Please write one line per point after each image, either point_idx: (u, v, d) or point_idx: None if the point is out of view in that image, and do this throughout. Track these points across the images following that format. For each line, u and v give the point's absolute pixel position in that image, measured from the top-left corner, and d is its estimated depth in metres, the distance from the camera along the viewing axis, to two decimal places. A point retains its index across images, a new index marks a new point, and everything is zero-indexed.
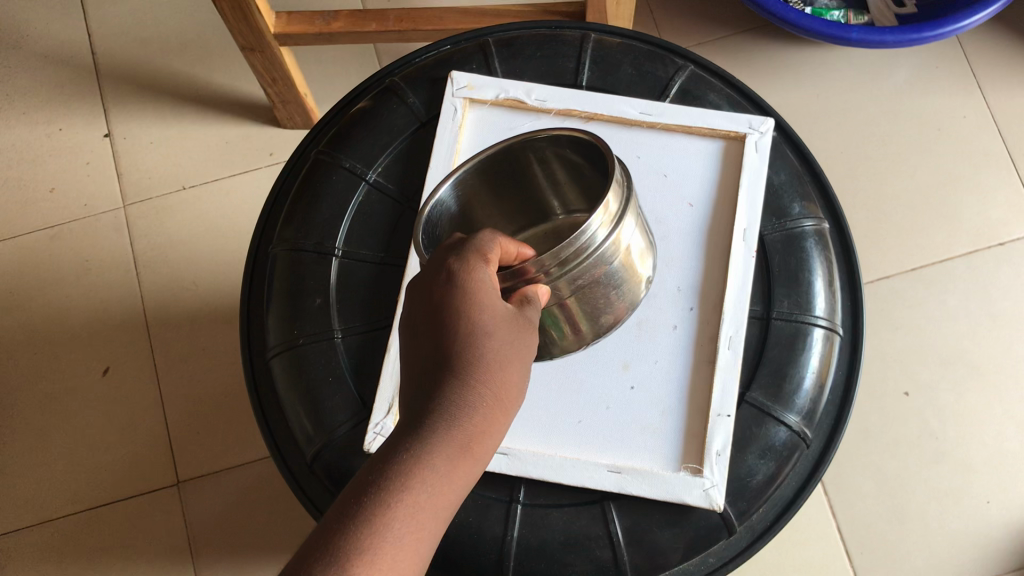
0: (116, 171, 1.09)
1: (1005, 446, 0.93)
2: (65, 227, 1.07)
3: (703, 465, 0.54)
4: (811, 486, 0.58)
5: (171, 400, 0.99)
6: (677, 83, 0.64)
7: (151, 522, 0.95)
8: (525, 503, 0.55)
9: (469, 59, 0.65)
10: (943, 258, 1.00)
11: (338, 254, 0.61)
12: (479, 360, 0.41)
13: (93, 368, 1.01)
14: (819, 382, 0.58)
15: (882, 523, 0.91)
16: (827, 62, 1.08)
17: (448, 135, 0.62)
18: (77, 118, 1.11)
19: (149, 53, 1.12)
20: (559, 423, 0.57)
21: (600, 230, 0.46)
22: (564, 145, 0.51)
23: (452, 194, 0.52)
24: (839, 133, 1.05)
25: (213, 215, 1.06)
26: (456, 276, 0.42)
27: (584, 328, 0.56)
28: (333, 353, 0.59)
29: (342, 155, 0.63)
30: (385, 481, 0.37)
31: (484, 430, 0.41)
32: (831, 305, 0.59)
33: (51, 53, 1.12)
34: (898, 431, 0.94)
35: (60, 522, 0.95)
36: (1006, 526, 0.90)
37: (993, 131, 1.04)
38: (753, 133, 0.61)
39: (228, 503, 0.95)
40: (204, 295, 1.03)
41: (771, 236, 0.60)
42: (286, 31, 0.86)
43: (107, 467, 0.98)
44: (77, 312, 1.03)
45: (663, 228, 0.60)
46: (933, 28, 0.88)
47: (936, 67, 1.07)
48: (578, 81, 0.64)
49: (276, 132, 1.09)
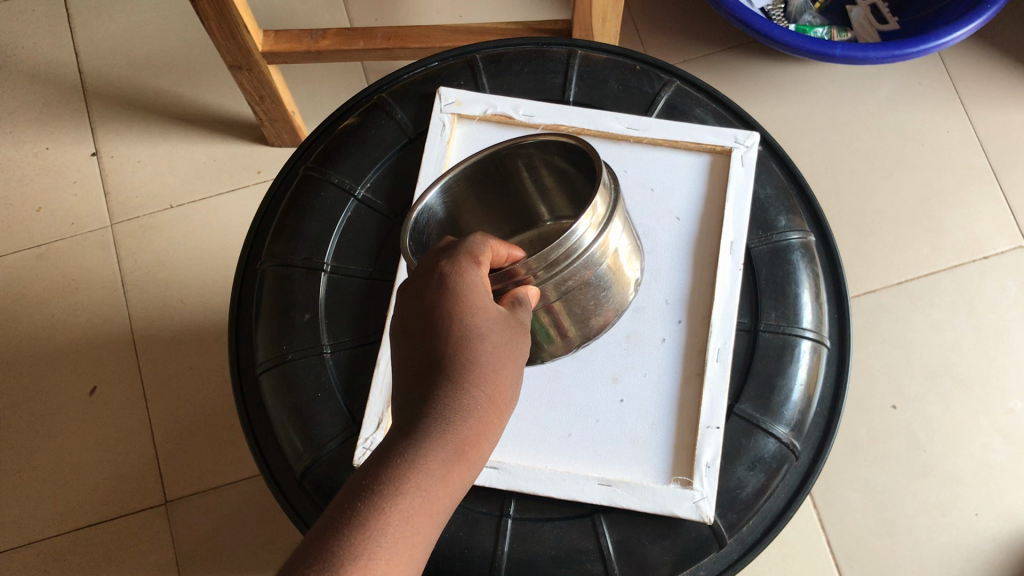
0: (103, 190, 1.09)
1: (992, 459, 0.93)
2: (51, 247, 1.06)
3: (693, 477, 0.54)
4: (801, 497, 0.58)
5: (159, 419, 0.99)
6: (664, 98, 0.64)
7: (137, 543, 0.94)
8: (515, 518, 0.55)
9: (457, 76, 0.66)
10: (927, 272, 1.00)
11: (327, 269, 0.61)
12: (471, 363, 0.41)
13: (80, 387, 1.00)
14: (807, 395, 0.58)
15: (871, 536, 0.91)
16: (811, 79, 1.09)
17: (436, 149, 0.63)
18: (63, 137, 1.11)
19: (136, 71, 1.12)
20: (549, 437, 0.57)
21: (587, 232, 0.47)
22: (552, 152, 0.51)
23: (441, 199, 0.52)
24: (824, 148, 1.06)
25: (201, 233, 1.06)
26: (448, 277, 0.42)
27: (572, 333, 0.56)
28: (322, 369, 0.59)
29: (330, 171, 0.63)
30: (379, 485, 0.38)
31: (479, 433, 0.41)
32: (818, 317, 0.60)
33: (38, 73, 1.13)
34: (885, 444, 0.94)
35: (47, 543, 0.94)
36: (994, 539, 0.90)
37: (975, 146, 1.06)
38: (739, 147, 0.61)
39: (216, 522, 0.94)
40: (192, 314, 1.02)
41: (758, 249, 0.60)
42: (273, 50, 0.87)
43: (93, 487, 0.97)
44: (63, 331, 1.02)
45: (651, 241, 0.61)
46: (915, 44, 0.88)
47: (918, 84, 1.08)
48: (565, 97, 0.64)
49: (265, 151, 1.09)
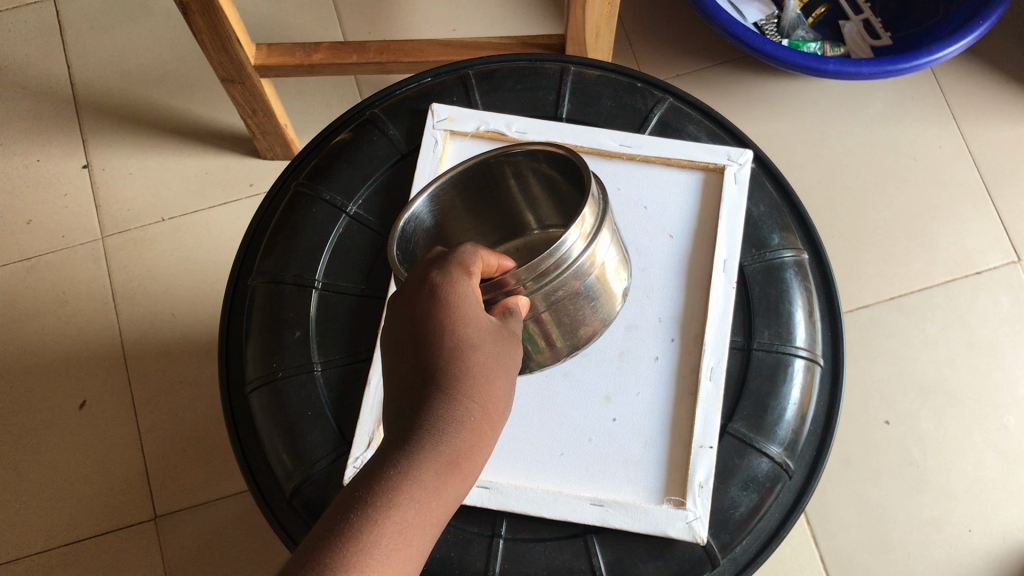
0: (94, 203, 1.08)
1: (986, 475, 0.93)
2: (41, 259, 1.05)
3: (686, 498, 0.54)
4: (795, 517, 0.57)
5: (149, 433, 0.98)
6: (656, 115, 0.64)
7: (126, 559, 0.93)
8: (507, 538, 0.55)
9: (450, 92, 0.66)
10: (920, 287, 1.00)
11: (318, 285, 0.61)
12: (464, 374, 0.41)
13: (69, 402, 0.99)
14: (801, 414, 0.58)
15: (864, 552, 0.91)
16: (804, 95, 1.09)
17: (429, 165, 0.62)
18: (55, 150, 1.10)
19: (128, 84, 1.12)
20: (540, 455, 0.56)
21: (576, 245, 0.46)
22: (541, 161, 0.51)
23: (428, 208, 0.52)
24: (817, 163, 1.06)
25: (192, 247, 1.05)
26: (438, 288, 0.42)
27: (561, 342, 0.56)
28: (313, 387, 0.59)
29: (322, 187, 0.63)
30: (371, 497, 0.37)
31: (472, 445, 0.40)
32: (812, 336, 0.59)
33: (29, 85, 1.12)
34: (879, 460, 0.94)
35: (34, 559, 0.94)
36: (988, 555, 0.90)
37: (967, 161, 1.06)
38: (731, 165, 0.61)
39: (206, 537, 0.93)
40: (184, 328, 1.02)
41: (750, 268, 0.60)
42: (265, 64, 0.86)
43: (82, 502, 0.96)
44: (53, 345, 1.02)
45: (643, 258, 0.60)
46: (908, 60, 0.88)
47: (910, 99, 1.09)
48: (558, 114, 0.64)
49: (257, 164, 1.09)
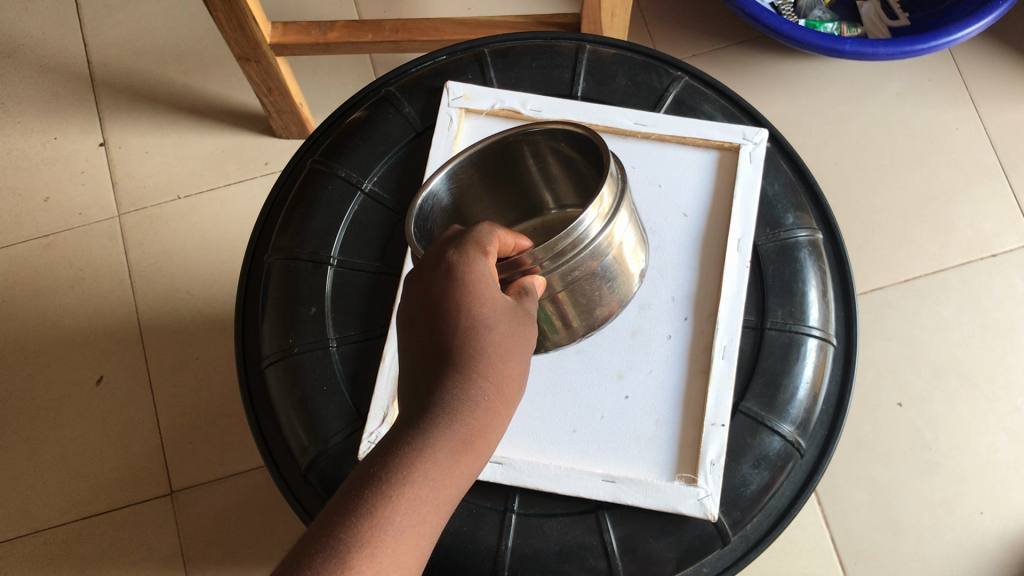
0: (111, 180, 1.09)
1: (999, 458, 0.93)
2: (59, 236, 1.06)
3: (697, 475, 0.54)
4: (806, 495, 0.58)
5: (166, 408, 0.99)
6: (672, 94, 0.64)
7: (143, 532, 0.94)
8: (519, 513, 0.55)
9: (465, 70, 0.66)
10: (935, 270, 1.00)
11: (333, 262, 0.61)
12: (479, 353, 0.41)
13: (87, 376, 1.01)
14: (813, 393, 0.58)
15: (875, 533, 0.91)
16: (819, 75, 1.08)
17: (443, 143, 0.63)
18: (72, 127, 1.11)
19: (144, 62, 1.13)
20: (553, 433, 0.57)
21: (594, 223, 0.46)
22: (559, 139, 0.51)
23: (446, 186, 0.52)
24: (833, 144, 1.06)
25: (207, 224, 1.06)
26: (455, 268, 0.42)
27: (576, 322, 0.56)
28: (328, 362, 0.59)
29: (337, 164, 0.63)
30: (386, 474, 0.38)
31: (486, 424, 0.41)
32: (825, 315, 0.60)
33: (45, 62, 1.13)
34: (891, 442, 0.94)
35: (52, 532, 0.95)
36: (999, 538, 0.90)
37: (984, 143, 1.05)
38: (747, 144, 0.61)
39: (221, 511, 0.94)
40: (199, 305, 1.03)
41: (764, 246, 0.60)
42: (281, 42, 0.86)
43: (100, 476, 0.97)
44: (69, 321, 1.03)
45: (658, 237, 0.61)
46: (926, 40, 0.88)
47: (927, 80, 1.08)
48: (573, 92, 0.64)
49: (272, 142, 1.09)
